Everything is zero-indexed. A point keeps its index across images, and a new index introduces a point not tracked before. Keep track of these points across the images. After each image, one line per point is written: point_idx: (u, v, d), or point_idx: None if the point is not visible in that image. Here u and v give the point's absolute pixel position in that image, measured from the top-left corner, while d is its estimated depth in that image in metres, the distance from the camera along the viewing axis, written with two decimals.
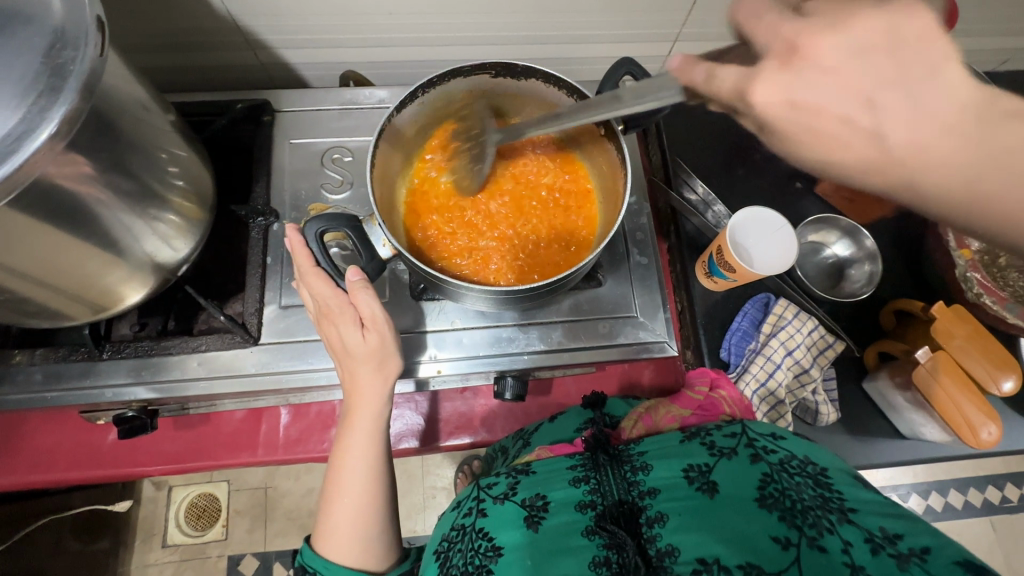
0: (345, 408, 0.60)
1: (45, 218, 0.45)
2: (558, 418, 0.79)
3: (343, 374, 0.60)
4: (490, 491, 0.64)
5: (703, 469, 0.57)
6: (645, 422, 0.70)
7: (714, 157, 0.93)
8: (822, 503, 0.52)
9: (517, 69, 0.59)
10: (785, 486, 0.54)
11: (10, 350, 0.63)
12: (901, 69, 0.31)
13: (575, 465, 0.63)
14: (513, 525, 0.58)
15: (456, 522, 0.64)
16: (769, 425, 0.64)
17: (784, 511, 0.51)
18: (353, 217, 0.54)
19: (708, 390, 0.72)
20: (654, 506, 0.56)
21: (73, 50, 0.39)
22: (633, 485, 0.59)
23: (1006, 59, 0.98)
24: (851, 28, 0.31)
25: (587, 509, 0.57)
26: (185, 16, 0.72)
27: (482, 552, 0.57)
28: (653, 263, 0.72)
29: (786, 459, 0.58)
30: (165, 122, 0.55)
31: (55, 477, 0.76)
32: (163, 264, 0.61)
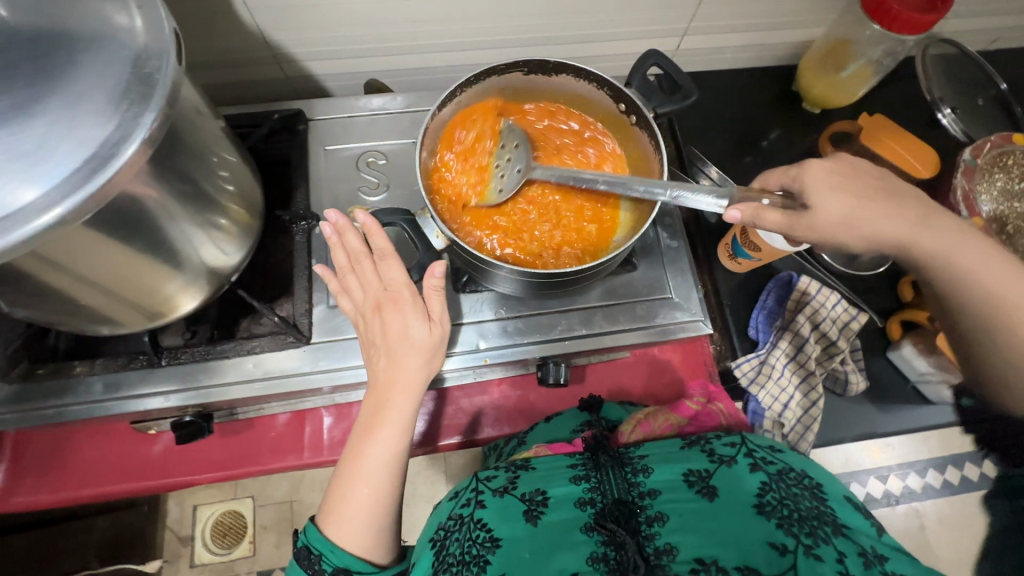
0: (372, 400, 0.58)
1: (112, 228, 0.47)
2: (554, 419, 0.81)
3: (372, 363, 0.59)
4: (489, 483, 0.64)
5: (703, 475, 0.60)
6: (644, 427, 0.70)
7: (726, 145, 0.97)
8: (819, 515, 0.55)
9: (550, 65, 0.62)
10: (783, 496, 0.57)
11: (69, 362, 0.64)
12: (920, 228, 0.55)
13: (575, 464, 0.65)
14: (513, 518, 0.60)
15: (453, 512, 0.63)
16: (767, 438, 0.66)
17: (782, 520, 0.54)
18: (407, 211, 0.63)
19: (706, 401, 0.73)
20: (654, 506, 0.58)
21: (157, 61, 0.41)
22: (634, 485, 0.61)
23: (996, 38, 1.02)
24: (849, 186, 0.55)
25: (586, 506, 0.60)
26: (217, 33, 0.75)
27: (481, 542, 0.57)
28: (682, 245, 0.75)
29: (784, 470, 0.60)
30: (218, 128, 0.57)
31: (104, 491, 0.77)
32: (218, 270, 0.63)
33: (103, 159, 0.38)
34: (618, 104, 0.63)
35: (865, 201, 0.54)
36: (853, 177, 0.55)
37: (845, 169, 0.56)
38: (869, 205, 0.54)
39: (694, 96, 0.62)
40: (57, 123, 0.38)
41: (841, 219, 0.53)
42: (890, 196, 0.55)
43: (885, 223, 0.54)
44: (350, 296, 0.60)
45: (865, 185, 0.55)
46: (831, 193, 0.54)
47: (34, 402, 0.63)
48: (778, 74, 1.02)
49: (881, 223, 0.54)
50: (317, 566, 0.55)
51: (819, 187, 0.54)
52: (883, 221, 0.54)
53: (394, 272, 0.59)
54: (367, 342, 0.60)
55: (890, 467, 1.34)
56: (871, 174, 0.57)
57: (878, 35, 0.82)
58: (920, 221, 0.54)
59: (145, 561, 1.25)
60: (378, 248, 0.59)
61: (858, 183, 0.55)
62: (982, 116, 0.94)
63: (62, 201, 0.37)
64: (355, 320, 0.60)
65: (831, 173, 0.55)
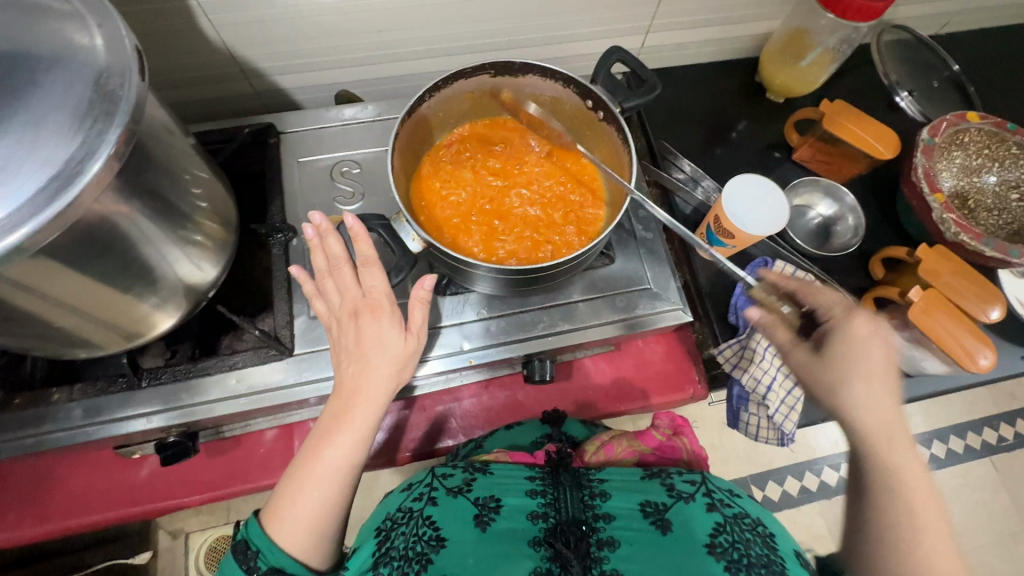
0: (338, 403, 0.56)
1: (80, 249, 0.46)
2: (516, 427, 0.81)
3: (341, 369, 0.58)
4: (445, 482, 0.64)
5: (659, 506, 0.61)
6: (606, 450, 0.72)
7: (696, 138, 0.99)
8: (768, 562, 0.55)
9: (515, 67, 0.64)
10: (735, 539, 0.57)
11: (47, 390, 0.63)
12: (902, 456, 0.54)
13: (534, 476, 0.65)
14: (462, 520, 0.60)
15: (404, 504, 0.64)
16: (727, 481, 0.67)
17: (730, 563, 0.55)
18: (382, 217, 0.61)
19: (671, 434, 0.75)
20: (606, 529, 0.59)
21: (119, 78, 0.41)
22: (589, 506, 0.61)
23: (946, 22, 1.06)
24: (878, 384, 0.56)
25: (537, 520, 0.60)
26: (183, 51, 0.75)
27: (426, 540, 0.58)
28: (658, 236, 0.76)
29: (739, 515, 0.61)
30: (189, 145, 0.57)
31: (89, 520, 0.76)
32: (195, 287, 0.62)
33: (69, 177, 0.38)
34: (586, 101, 0.64)
35: (871, 377, 0.56)
36: (885, 360, 0.57)
37: (878, 347, 0.57)
38: (864, 387, 0.56)
39: (657, 89, 0.64)
40: (19, 142, 0.37)
41: (841, 367, 0.58)
42: (889, 396, 0.56)
43: (864, 403, 0.56)
44: (325, 299, 0.60)
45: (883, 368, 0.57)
46: (853, 353, 0.58)
47: (12, 433, 0.62)
48: (741, 67, 1.05)
49: (862, 402, 0.56)
50: (251, 562, 0.52)
51: (851, 341, 0.58)
52: (871, 398, 0.56)
53: (374, 280, 0.58)
54: (338, 346, 0.59)
55: None
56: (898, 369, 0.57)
57: (833, 23, 0.85)
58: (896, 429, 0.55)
59: (136, 554, 1.22)
60: (364, 250, 0.58)
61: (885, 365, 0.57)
62: (938, 97, 0.98)
63: (27, 222, 0.37)
64: (330, 326, 0.60)
65: (862, 337, 0.58)
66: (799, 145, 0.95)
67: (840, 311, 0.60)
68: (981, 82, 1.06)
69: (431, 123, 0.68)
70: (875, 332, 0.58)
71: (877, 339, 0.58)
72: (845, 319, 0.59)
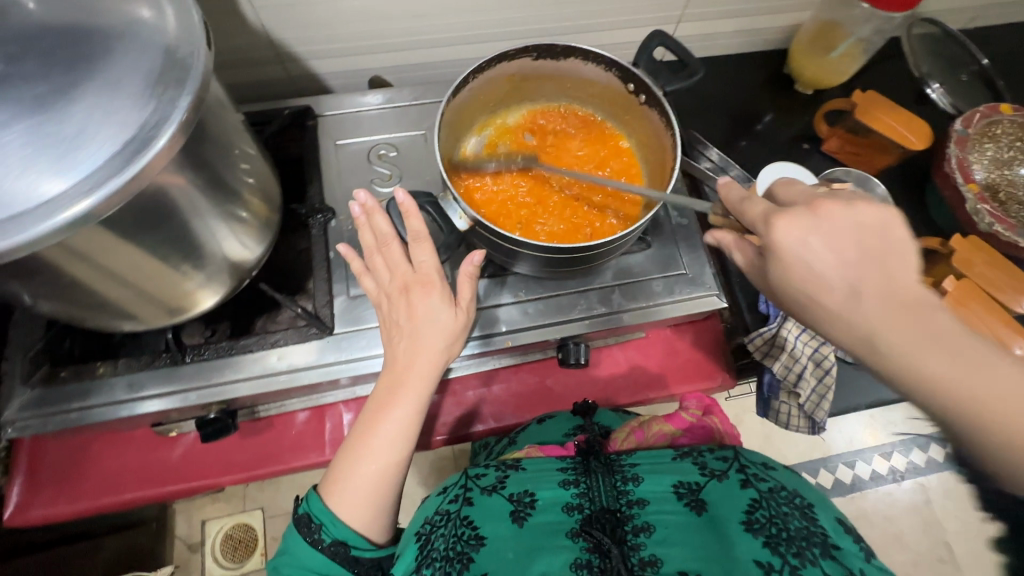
0: (390, 378, 0.58)
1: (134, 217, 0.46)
2: (546, 422, 0.80)
3: (392, 341, 0.60)
4: (478, 481, 0.65)
5: (693, 487, 0.61)
6: (637, 436, 0.72)
7: (725, 128, 0.99)
8: (809, 535, 0.53)
9: (558, 50, 0.64)
10: (773, 514, 0.55)
11: (91, 364, 0.64)
12: (943, 348, 0.39)
13: (565, 467, 0.66)
14: (499, 517, 0.60)
15: (441, 507, 0.64)
16: (761, 454, 0.66)
17: (769, 538, 0.53)
18: (432, 195, 0.62)
19: (700, 414, 0.75)
20: (642, 515, 0.59)
21: (189, 48, 0.41)
22: (623, 493, 0.61)
23: (975, 16, 1.06)
24: (841, 275, 0.41)
25: (573, 511, 0.60)
26: (222, 34, 0.76)
27: (465, 539, 0.58)
28: (693, 222, 0.76)
29: (775, 488, 0.59)
30: (238, 121, 0.57)
31: (125, 498, 0.77)
32: (240, 264, 0.63)
33: (143, 142, 0.38)
34: (627, 84, 0.64)
35: (847, 274, 0.41)
36: (850, 243, 0.41)
37: (840, 229, 0.42)
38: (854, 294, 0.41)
39: (700, 73, 0.64)
40: (96, 108, 0.38)
41: (812, 283, 0.43)
42: (873, 282, 0.41)
43: (868, 315, 0.41)
44: (374, 276, 0.61)
45: (856, 253, 0.41)
46: (817, 264, 0.42)
47: (56, 405, 0.63)
48: (769, 59, 1.05)
49: (866, 317, 0.41)
50: (317, 534, 0.56)
51: (808, 251, 0.42)
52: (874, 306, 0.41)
53: (424, 255, 0.59)
54: (389, 322, 0.61)
55: (894, 444, 1.40)
56: (883, 228, 0.42)
57: (867, 14, 0.85)
58: (918, 310, 0.40)
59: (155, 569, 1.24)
60: (414, 225, 0.58)
61: (856, 249, 0.41)
62: (967, 91, 0.97)
63: (99, 186, 0.37)
64: (378, 302, 0.61)
65: (808, 233, 0.42)
66: (828, 136, 0.95)
67: (767, 221, 0.44)
68: (1009, 77, 1.06)
69: (473, 105, 0.68)
70: (819, 215, 0.42)
71: (798, 221, 0.42)
72: (774, 231, 0.43)
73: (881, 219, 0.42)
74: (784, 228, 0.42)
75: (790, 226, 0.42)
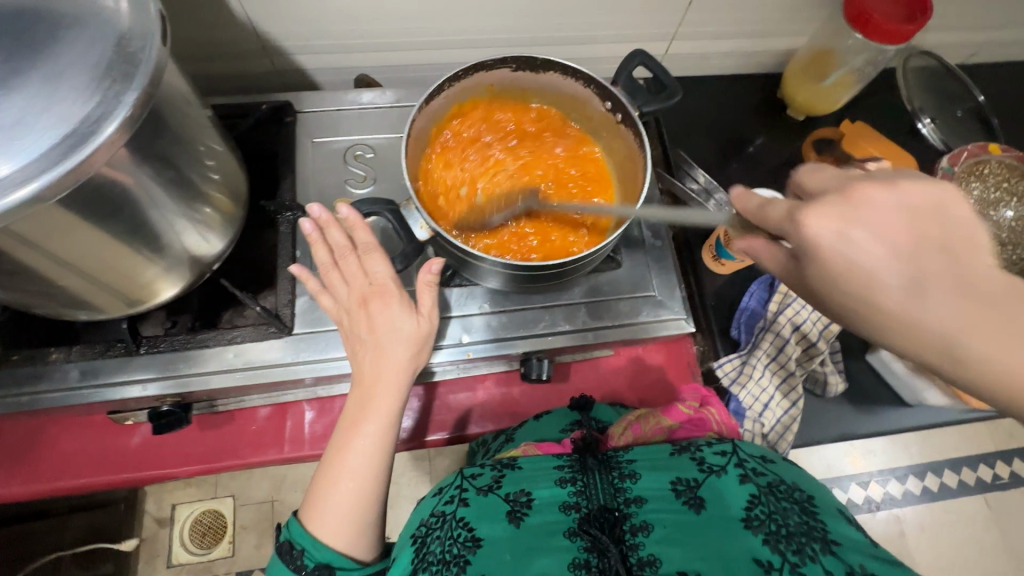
0: (359, 394, 0.59)
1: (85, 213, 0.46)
2: (544, 418, 0.79)
3: (355, 356, 0.60)
4: (474, 481, 0.64)
5: (691, 484, 0.60)
6: (634, 430, 0.68)
7: (713, 149, 0.98)
8: (808, 530, 0.54)
9: (537, 62, 0.63)
10: (772, 510, 0.56)
11: (44, 349, 0.63)
12: None
13: (562, 465, 0.64)
14: (496, 518, 0.59)
15: (436, 508, 0.63)
16: (759, 447, 0.65)
17: (769, 535, 0.54)
18: (392, 202, 0.59)
19: (699, 406, 0.70)
20: (639, 514, 0.58)
21: (141, 42, 0.41)
22: (620, 491, 0.61)
23: (974, 52, 1.05)
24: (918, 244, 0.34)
25: (570, 511, 0.59)
26: (204, 23, 0.75)
27: (462, 542, 0.57)
28: (667, 244, 0.76)
29: (775, 483, 0.59)
30: (205, 116, 0.57)
31: (79, 483, 0.76)
32: (200, 258, 0.62)
33: (84, 135, 0.38)
34: (605, 102, 0.64)
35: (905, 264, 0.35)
36: (902, 229, 0.35)
37: (892, 223, 0.35)
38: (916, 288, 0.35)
39: (678, 97, 0.63)
40: (36, 98, 0.37)
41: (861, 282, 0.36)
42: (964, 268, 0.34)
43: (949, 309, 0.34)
44: (331, 293, 0.60)
45: (912, 241, 0.35)
46: (866, 256, 0.35)
47: (9, 388, 0.62)
48: (764, 81, 1.04)
49: (939, 310, 0.34)
50: (300, 561, 0.55)
51: (852, 245, 0.35)
52: (941, 299, 0.34)
53: (378, 266, 0.60)
54: (350, 337, 0.60)
55: (872, 474, 1.38)
56: (942, 206, 0.35)
57: (860, 44, 0.84)
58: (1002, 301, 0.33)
59: (121, 540, 1.24)
60: (361, 236, 0.59)
61: (913, 236, 0.35)
62: (959, 127, 0.96)
63: (35, 177, 0.36)
64: (338, 319, 0.61)
65: (847, 226, 0.35)
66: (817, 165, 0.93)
67: (794, 218, 0.37)
68: (1004, 115, 1.05)
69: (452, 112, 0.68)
70: (857, 203, 0.36)
71: (831, 210, 0.36)
72: (805, 228, 0.36)
73: (935, 199, 0.35)
74: (818, 222, 0.36)
75: (822, 223, 0.36)
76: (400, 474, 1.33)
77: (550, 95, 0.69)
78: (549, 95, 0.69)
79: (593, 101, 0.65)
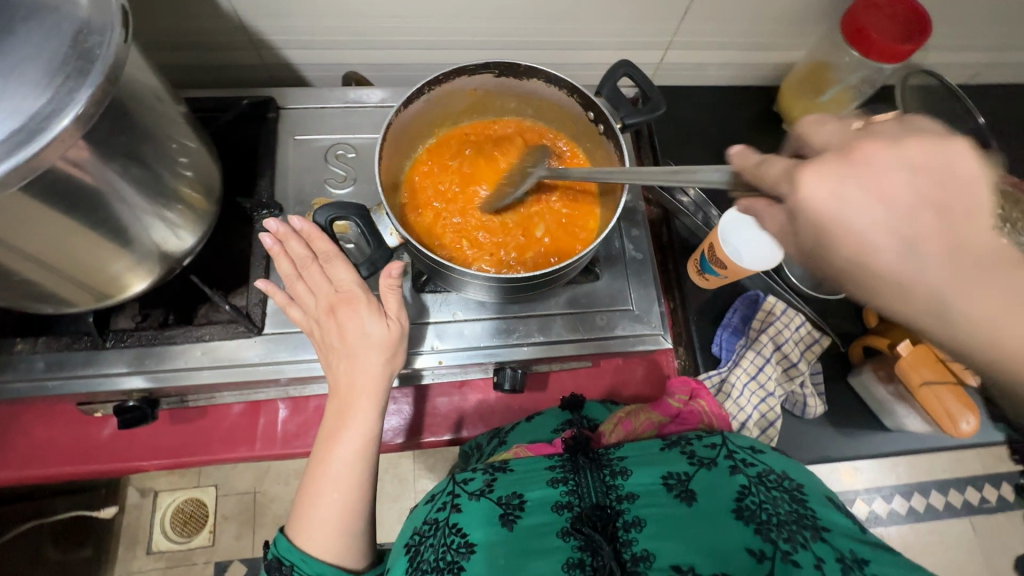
0: (337, 404, 0.58)
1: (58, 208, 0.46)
2: (535, 418, 0.78)
3: (330, 367, 0.60)
4: (466, 486, 0.61)
5: (682, 477, 0.58)
6: (626, 426, 0.67)
7: (705, 160, 0.97)
8: (798, 519, 0.52)
9: (521, 69, 0.62)
10: (762, 499, 0.54)
11: (12, 339, 0.64)
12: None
13: (554, 465, 0.62)
14: (487, 522, 0.57)
15: (428, 516, 0.61)
16: (748, 438, 0.63)
17: (760, 524, 0.52)
18: (362, 206, 0.57)
19: (689, 399, 0.68)
20: (631, 510, 0.56)
21: (99, 36, 0.40)
22: (612, 488, 0.58)
23: (976, 73, 1.03)
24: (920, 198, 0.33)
25: (563, 510, 0.57)
26: (189, 15, 0.74)
27: (455, 548, 0.55)
28: (648, 258, 0.75)
29: (764, 473, 0.58)
30: (178, 112, 0.56)
31: (47, 473, 0.75)
32: (170, 253, 0.61)
33: (32, 132, 0.37)
34: (588, 112, 0.63)
35: (912, 223, 0.34)
36: (904, 190, 0.34)
37: (887, 184, 0.34)
38: (913, 251, 0.34)
39: (661, 109, 0.62)
40: None
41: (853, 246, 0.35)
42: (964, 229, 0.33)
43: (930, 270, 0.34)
44: (300, 305, 0.60)
45: (909, 199, 0.33)
46: (872, 215, 0.34)
47: None
48: (761, 94, 1.02)
49: (921, 271, 0.34)
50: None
51: (845, 206, 0.34)
52: (926, 258, 0.34)
53: (342, 273, 0.58)
54: (324, 346, 0.60)
55: (858, 491, 1.37)
56: (943, 167, 0.34)
57: (857, 61, 0.82)
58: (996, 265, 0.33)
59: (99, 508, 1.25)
60: (321, 245, 0.59)
61: (909, 195, 0.33)
62: None
63: None
64: (309, 331, 0.60)
65: (844, 187, 0.34)
66: None
67: (791, 178, 0.36)
68: (1004, 137, 1.03)
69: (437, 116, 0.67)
70: (856, 161, 0.34)
71: (828, 170, 0.34)
72: (801, 192, 0.35)
73: (942, 159, 0.34)
74: (815, 184, 0.35)
75: (817, 189, 0.35)
76: (382, 472, 1.32)
77: (533, 102, 0.68)
78: (532, 102, 0.68)
79: (575, 108, 0.64)
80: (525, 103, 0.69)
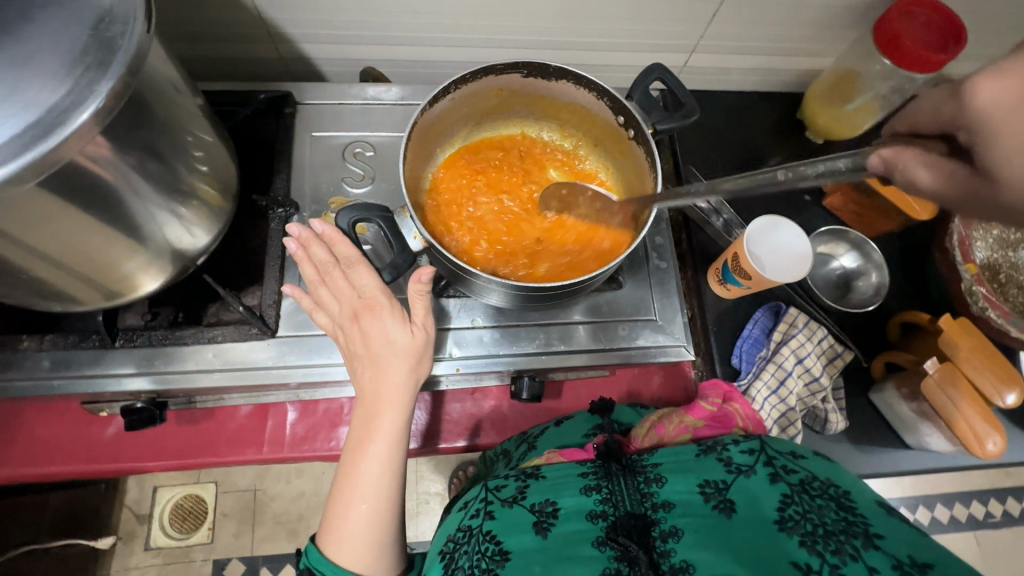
0: (364, 411, 0.57)
1: (72, 198, 0.43)
2: (565, 423, 0.75)
3: (357, 375, 0.58)
4: (499, 493, 0.61)
5: (719, 486, 0.55)
6: (658, 431, 0.66)
7: (729, 165, 0.94)
8: (846, 527, 0.48)
9: (550, 70, 0.60)
10: (806, 509, 0.50)
11: (17, 336, 0.62)
12: None
13: (586, 473, 0.60)
14: (523, 530, 0.55)
15: (463, 523, 0.60)
16: (788, 443, 0.60)
17: (805, 536, 0.48)
18: (386, 208, 0.55)
19: (722, 402, 0.67)
20: (668, 520, 0.53)
21: (121, 25, 0.39)
22: (647, 496, 0.56)
23: None
24: None
25: (598, 520, 0.55)
26: (207, 7, 0.72)
27: (490, 556, 0.53)
28: (671, 266, 0.73)
29: (807, 479, 0.54)
30: (195, 105, 0.54)
31: (51, 472, 0.74)
32: (185, 252, 0.59)
33: (50, 126, 0.35)
34: (618, 116, 0.61)
35: None
36: None
37: None
38: None
39: (695, 115, 0.61)
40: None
41: None
42: None
43: None
44: (325, 310, 0.58)
45: None
46: None
47: None
48: (785, 100, 1.00)
49: None
50: None
51: None
52: None
53: (365, 278, 0.56)
54: (349, 353, 0.58)
55: None
56: None
57: (889, 69, 0.78)
58: None
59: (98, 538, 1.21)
60: (345, 248, 0.56)
61: None
62: None
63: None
64: (335, 339, 0.59)
65: None
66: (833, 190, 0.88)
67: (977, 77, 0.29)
68: None
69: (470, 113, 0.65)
70: None
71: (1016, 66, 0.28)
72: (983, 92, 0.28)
73: None
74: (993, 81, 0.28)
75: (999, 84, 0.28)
76: None
77: (565, 111, 0.67)
78: (564, 111, 0.67)
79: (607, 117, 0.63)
80: (557, 111, 0.67)
